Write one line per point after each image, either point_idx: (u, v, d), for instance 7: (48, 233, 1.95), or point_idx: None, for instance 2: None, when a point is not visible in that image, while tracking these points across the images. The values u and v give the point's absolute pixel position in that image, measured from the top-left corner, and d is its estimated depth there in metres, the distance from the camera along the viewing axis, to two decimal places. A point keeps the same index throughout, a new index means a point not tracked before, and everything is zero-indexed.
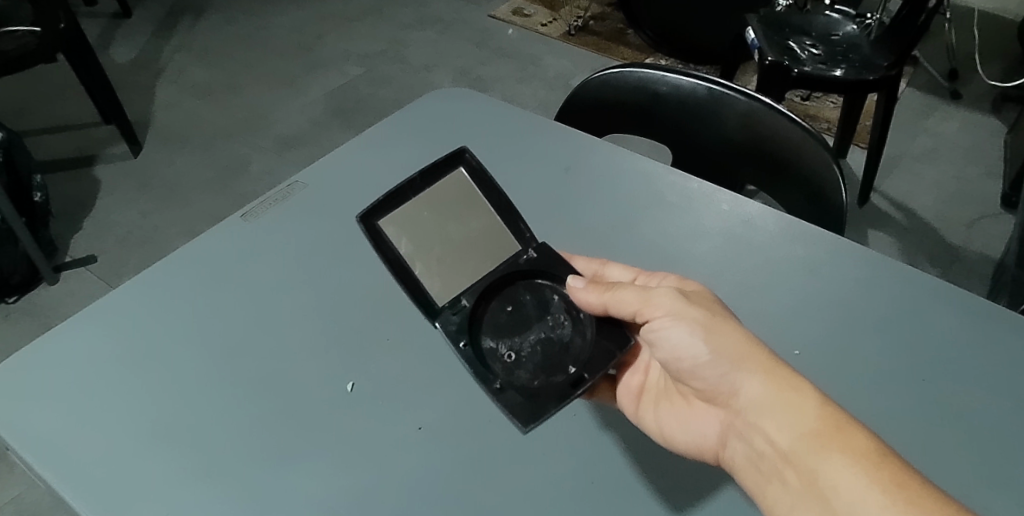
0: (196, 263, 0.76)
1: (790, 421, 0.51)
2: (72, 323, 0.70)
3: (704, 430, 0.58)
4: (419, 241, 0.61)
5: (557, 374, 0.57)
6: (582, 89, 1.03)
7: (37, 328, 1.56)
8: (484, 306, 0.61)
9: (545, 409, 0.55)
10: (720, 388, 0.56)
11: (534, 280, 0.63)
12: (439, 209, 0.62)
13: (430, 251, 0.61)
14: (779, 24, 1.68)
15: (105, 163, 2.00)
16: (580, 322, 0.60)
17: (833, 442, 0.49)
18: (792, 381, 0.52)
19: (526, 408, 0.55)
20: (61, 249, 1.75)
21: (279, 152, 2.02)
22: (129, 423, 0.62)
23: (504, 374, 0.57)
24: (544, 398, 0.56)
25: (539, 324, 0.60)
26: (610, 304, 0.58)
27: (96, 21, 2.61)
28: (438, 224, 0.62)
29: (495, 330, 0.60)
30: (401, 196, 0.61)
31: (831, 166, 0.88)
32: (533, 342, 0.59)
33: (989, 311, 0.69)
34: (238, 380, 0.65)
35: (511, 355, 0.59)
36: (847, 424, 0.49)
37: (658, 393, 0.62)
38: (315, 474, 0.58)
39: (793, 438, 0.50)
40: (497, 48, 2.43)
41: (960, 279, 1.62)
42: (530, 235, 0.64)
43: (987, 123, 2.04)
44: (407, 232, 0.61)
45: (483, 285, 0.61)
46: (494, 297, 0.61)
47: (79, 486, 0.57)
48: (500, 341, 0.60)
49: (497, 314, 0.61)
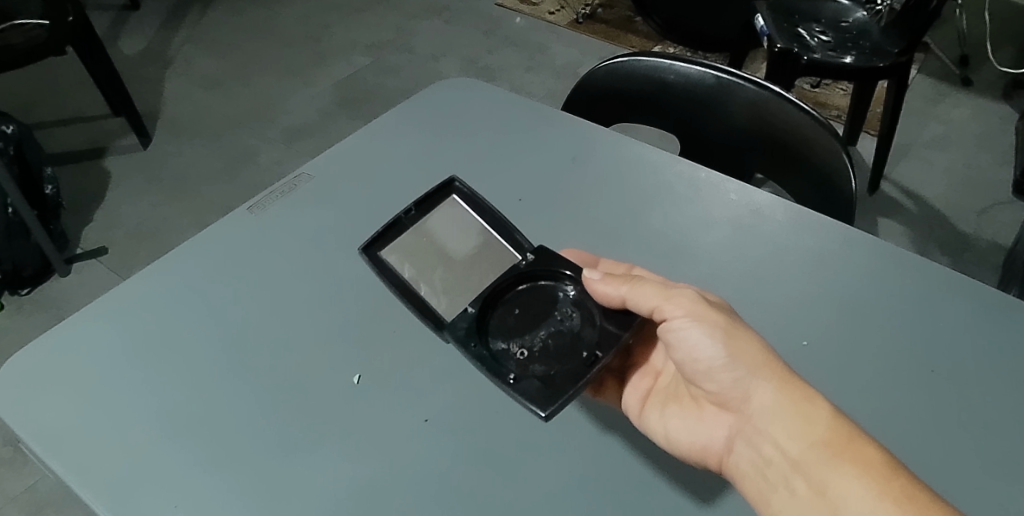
0: (205, 258, 0.76)
1: (802, 430, 0.51)
2: (84, 318, 0.70)
3: (711, 432, 0.58)
4: (420, 265, 0.64)
5: (570, 360, 0.58)
6: (589, 77, 1.02)
7: (50, 320, 1.58)
8: (490, 311, 0.62)
9: (562, 391, 0.55)
10: (732, 393, 0.56)
11: (536, 282, 0.64)
12: (437, 234, 0.66)
13: (433, 272, 0.64)
14: (789, 11, 1.66)
15: (115, 155, 2.01)
16: (588, 312, 0.61)
17: (844, 453, 0.49)
18: (804, 391, 0.52)
19: (543, 394, 0.55)
20: (73, 241, 1.76)
21: (287, 142, 2.02)
22: (142, 413, 0.62)
23: (518, 370, 0.58)
24: (561, 382, 0.56)
25: (548, 320, 0.61)
26: (629, 297, 0.58)
27: (104, 14, 2.61)
28: (438, 247, 0.66)
29: (504, 332, 0.61)
30: (399, 226, 0.66)
31: (841, 154, 0.87)
32: (544, 337, 0.60)
33: (1000, 302, 0.68)
34: (250, 373, 0.65)
35: (523, 352, 0.59)
36: (859, 437, 0.50)
37: (666, 396, 0.64)
38: (326, 464, 0.59)
39: (805, 447, 0.51)
40: (504, 37, 2.42)
41: (972, 268, 1.61)
42: (527, 245, 0.66)
43: (998, 110, 2.02)
44: (408, 259, 0.65)
45: (487, 292, 0.62)
46: (499, 302, 0.63)
47: (92, 479, 0.58)
48: (509, 342, 0.60)
49: (505, 317, 0.62)
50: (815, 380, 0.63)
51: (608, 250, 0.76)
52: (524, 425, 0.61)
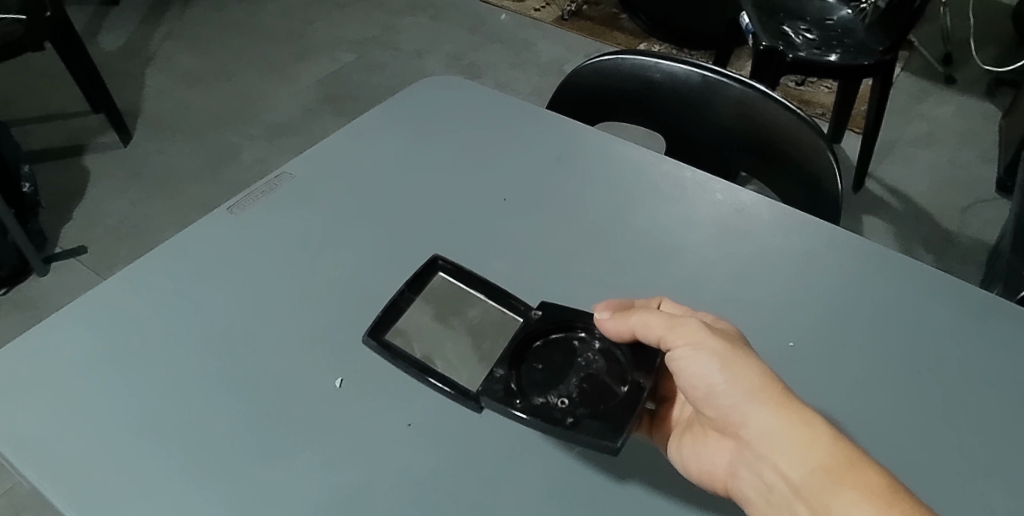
0: (185, 260, 0.74)
1: (802, 455, 0.49)
2: (59, 321, 0.68)
3: (715, 459, 0.55)
4: (429, 341, 0.63)
5: (614, 396, 0.56)
6: (575, 75, 1.01)
7: (28, 320, 1.55)
8: (517, 369, 0.59)
9: (623, 422, 0.54)
10: (730, 417, 0.54)
11: (549, 336, 0.62)
12: (434, 310, 0.65)
13: (444, 348, 0.62)
14: (774, 8, 1.67)
15: (94, 152, 1.98)
16: (610, 352, 0.60)
17: (845, 478, 0.47)
18: (802, 414, 0.50)
19: (608, 429, 0.54)
20: (51, 241, 1.73)
21: (270, 139, 2.00)
22: (120, 419, 0.61)
23: (570, 418, 0.55)
24: (617, 415, 0.55)
25: (573, 368, 0.59)
26: (637, 329, 0.58)
27: (82, 8, 2.57)
28: (440, 323, 0.64)
29: (536, 387, 0.58)
30: (396, 308, 0.64)
31: (827, 154, 0.86)
32: (577, 383, 0.58)
33: (986, 303, 0.68)
34: (231, 377, 0.64)
35: (563, 400, 0.57)
36: (860, 460, 0.47)
37: (681, 426, 0.60)
38: (306, 469, 0.58)
39: (806, 472, 0.49)
40: (489, 33, 2.41)
41: (955, 265, 1.62)
42: (526, 307, 0.65)
43: (981, 108, 2.04)
44: (415, 339, 0.63)
45: (508, 352, 0.60)
46: (521, 361, 0.60)
47: (67, 488, 0.56)
48: (546, 395, 0.57)
49: (531, 374, 0.59)
50: (803, 381, 0.62)
51: (595, 252, 0.75)
52: (510, 431, 0.60)
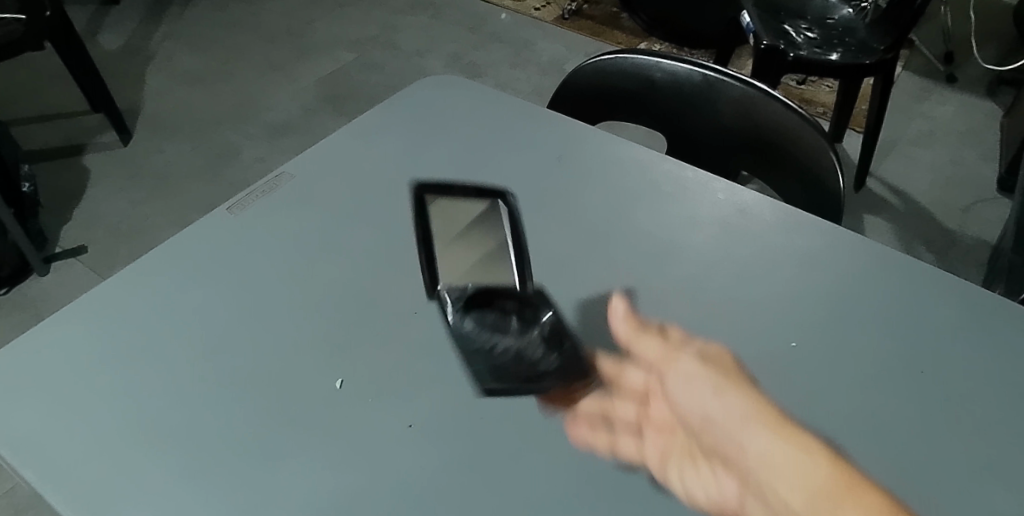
0: (185, 261, 0.74)
1: (802, 484, 0.54)
2: (58, 323, 0.68)
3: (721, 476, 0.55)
4: (449, 232, 0.73)
5: (526, 368, 0.63)
6: (575, 74, 1.01)
7: (29, 319, 1.55)
8: (480, 297, 0.68)
9: (508, 390, 0.62)
10: (724, 442, 0.57)
11: (523, 310, 0.68)
12: (471, 216, 0.75)
13: (454, 248, 0.72)
14: (775, 7, 1.66)
15: (94, 151, 1.98)
16: (563, 352, 0.65)
17: (845, 501, 0.53)
18: (802, 444, 0.57)
19: (494, 386, 0.62)
20: (52, 240, 1.73)
21: (270, 139, 2.00)
22: (119, 421, 0.60)
23: (475, 360, 0.64)
24: (509, 381, 0.62)
25: (518, 337, 0.66)
26: (633, 344, 0.65)
27: (83, 8, 2.56)
28: (462, 229, 0.73)
29: (476, 322, 0.67)
30: (441, 192, 0.77)
31: (828, 152, 0.86)
32: (511, 345, 0.65)
33: (990, 303, 0.68)
34: (231, 378, 0.64)
35: (488, 349, 0.65)
36: (857, 484, 0.55)
37: (654, 434, 0.58)
38: (307, 471, 0.57)
39: (804, 498, 0.53)
40: (489, 32, 2.41)
41: (957, 264, 1.61)
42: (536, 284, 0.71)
43: (982, 106, 2.04)
44: (440, 217, 0.75)
45: (490, 284, 0.69)
46: (490, 296, 0.68)
47: (66, 490, 0.56)
48: (483, 330, 0.66)
49: (485, 313, 0.67)
50: (806, 381, 0.62)
51: (596, 251, 0.74)
52: (512, 429, 0.60)
